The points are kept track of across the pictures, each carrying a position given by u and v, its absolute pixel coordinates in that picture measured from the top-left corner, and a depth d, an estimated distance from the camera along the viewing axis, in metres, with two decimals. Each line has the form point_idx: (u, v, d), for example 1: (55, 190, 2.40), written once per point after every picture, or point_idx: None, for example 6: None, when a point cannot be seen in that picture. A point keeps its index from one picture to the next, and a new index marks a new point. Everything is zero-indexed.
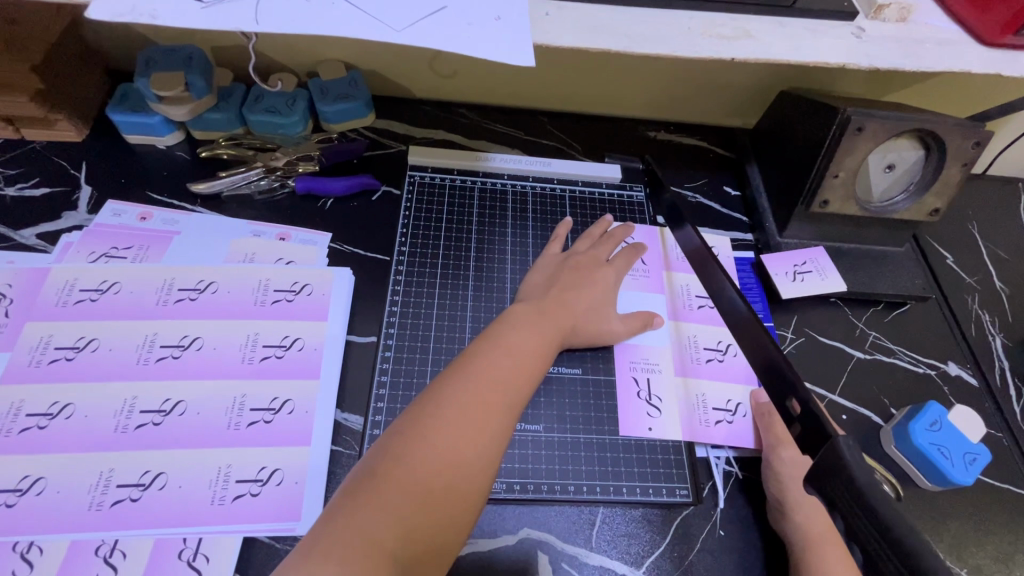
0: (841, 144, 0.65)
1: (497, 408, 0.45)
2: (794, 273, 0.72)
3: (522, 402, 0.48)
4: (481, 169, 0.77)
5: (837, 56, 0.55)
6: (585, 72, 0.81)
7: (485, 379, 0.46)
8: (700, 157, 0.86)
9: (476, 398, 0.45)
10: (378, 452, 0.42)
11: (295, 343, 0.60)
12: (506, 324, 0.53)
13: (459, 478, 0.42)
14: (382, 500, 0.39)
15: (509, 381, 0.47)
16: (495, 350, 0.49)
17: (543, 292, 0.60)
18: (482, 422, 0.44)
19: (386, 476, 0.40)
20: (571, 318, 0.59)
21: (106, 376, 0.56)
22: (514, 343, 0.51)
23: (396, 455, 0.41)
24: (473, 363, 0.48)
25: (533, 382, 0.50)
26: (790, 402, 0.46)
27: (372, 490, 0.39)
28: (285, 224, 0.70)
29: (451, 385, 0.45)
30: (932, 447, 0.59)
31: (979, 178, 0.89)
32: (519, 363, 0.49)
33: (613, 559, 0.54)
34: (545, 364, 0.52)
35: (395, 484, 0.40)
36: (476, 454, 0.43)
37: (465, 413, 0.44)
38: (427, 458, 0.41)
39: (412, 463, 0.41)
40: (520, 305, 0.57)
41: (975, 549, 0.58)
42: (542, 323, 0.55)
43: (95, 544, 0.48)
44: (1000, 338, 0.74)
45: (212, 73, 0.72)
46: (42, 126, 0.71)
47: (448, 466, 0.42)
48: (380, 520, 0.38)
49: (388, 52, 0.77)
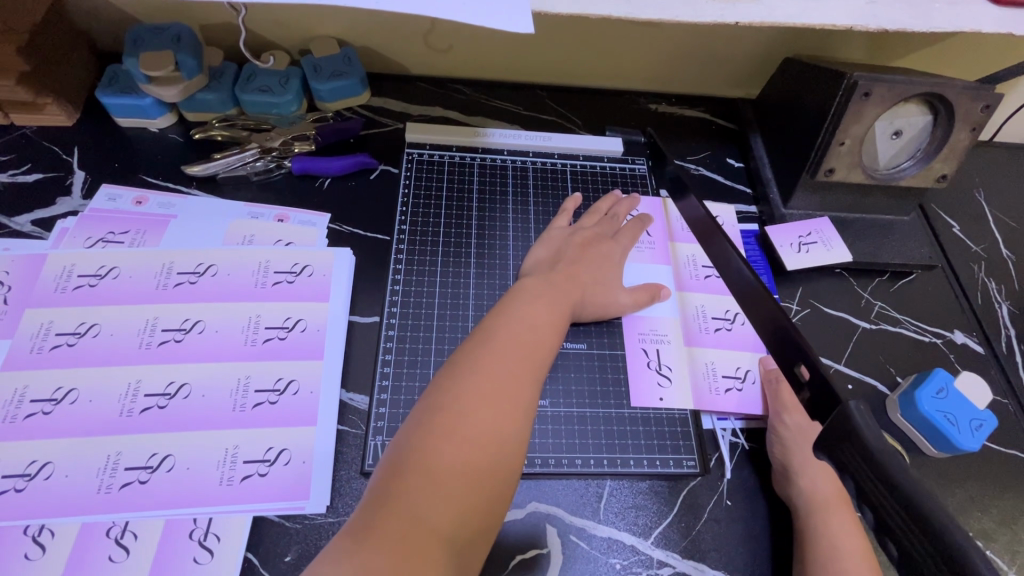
0: (847, 110, 0.63)
1: (525, 378, 0.45)
2: (799, 244, 0.71)
3: (546, 370, 0.48)
4: (480, 145, 0.76)
5: (843, 18, 0.54)
6: (584, 42, 0.79)
7: (511, 355, 0.46)
8: (701, 129, 0.84)
9: (505, 373, 0.45)
10: (413, 433, 0.41)
11: (297, 324, 0.60)
12: (521, 296, 0.53)
13: (500, 449, 0.41)
14: (429, 485, 0.38)
15: (533, 355, 0.47)
16: (515, 324, 0.49)
17: (550, 267, 0.60)
18: (515, 397, 0.44)
19: (430, 460, 0.39)
20: (579, 290, 0.58)
21: (111, 360, 0.55)
22: (531, 316, 0.50)
23: (433, 435, 0.40)
24: (495, 339, 0.47)
25: (554, 350, 0.50)
26: (801, 367, 0.46)
27: (416, 476, 0.39)
28: (283, 205, 0.69)
29: (479, 363, 0.45)
30: (938, 413, 0.59)
31: (986, 144, 0.88)
32: (540, 338, 0.49)
33: (621, 531, 0.54)
34: (563, 336, 0.52)
35: (439, 469, 0.39)
36: (512, 425, 0.43)
37: (498, 391, 0.43)
38: (466, 435, 0.41)
39: (451, 442, 0.40)
40: (529, 278, 0.56)
41: (981, 513, 0.59)
42: (554, 293, 0.55)
43: (106, 526, 0.48)
44: (1007, 306, 0.73)
45: (202, 51, 0.71)
46: (31, 110, 0.70)
47: (488, 440, 0.41)
48: (431, 505, 0.38)
49: (381, 26, 0.75)
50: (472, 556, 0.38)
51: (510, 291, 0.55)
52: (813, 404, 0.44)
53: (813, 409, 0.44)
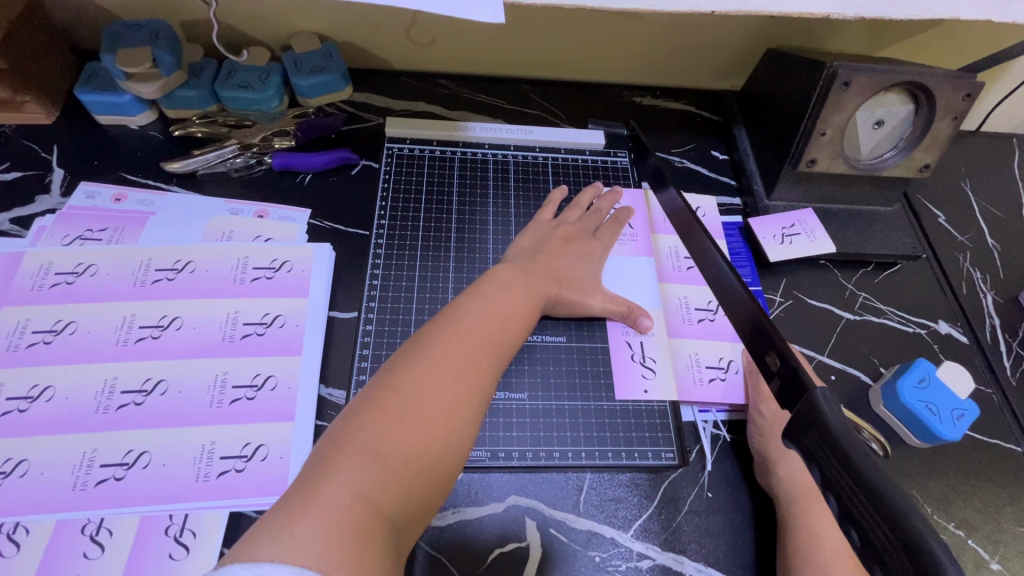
0: (827, 101, 0.63)
1: (485, 365, 0.45)
2: (782, 235, 0.71)
3: (507, 361, 0.48)
4: (461, 139, 0.75)
5: (820, 6, 0.53)
6: (567, 35, 0.79)
7: (477, 340, 0.46)
8: (687, 122, 0.84)
9: (467, 358, 0.44)
10: (367, 407, 0.40)
11: (276, 320, 0.60)
12: (493, 283, 0.53)
13: (452, 434, 0.40)
14: (377, 463, 0.37)
15: (498, 344, 0.47)
16: (484, 310, 0.49)
17: (532, 252, 0.60)
18: (475, 382, 0.43)
19: (384, 437, 0.38)
20: (555, 285, 0.58)
21: (87, 357, 0.55)
22: (500, 303, 0.50)
23: (389, 412, 0.39)
24: (462, 322, 0.47)
25: (518, 342, 0.50)
26: (772, 355, 0.46)
27: (369, 452, 0.37)
28: (263, 201, 0.69)
29: (443, 344, 0.44)
30: (919, 404, 0.59)
31: (973, 133, 0.87)
32: (506, 326, 0.49)
33: (601, 524, 0.54)
34: (529, 329, 0.53)
35: (393, 446, 0.38)
36: (468, 410, 0.42)
37: (459, 374, 0.43)
38: (423, 414, 0.40)
39: (406, 419, 0.39)
40: (506, 266, 0.56)
41: (963, 503, 0.58)
42: (528, 283, 0.55)
43: (81, 523, 0.48)
44: (992, 295, 0.73)
45: (180, 47, 0.70)
46: (9, 109, 0.70)
47: (443, 422, 0.40)
48: (376, 483, 0.36)
49: (362, 20, 0.75)
50: (406, 537, 0.37)
51: (483, 276, 0.54)
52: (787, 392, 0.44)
53: (789, 399, 0.44)
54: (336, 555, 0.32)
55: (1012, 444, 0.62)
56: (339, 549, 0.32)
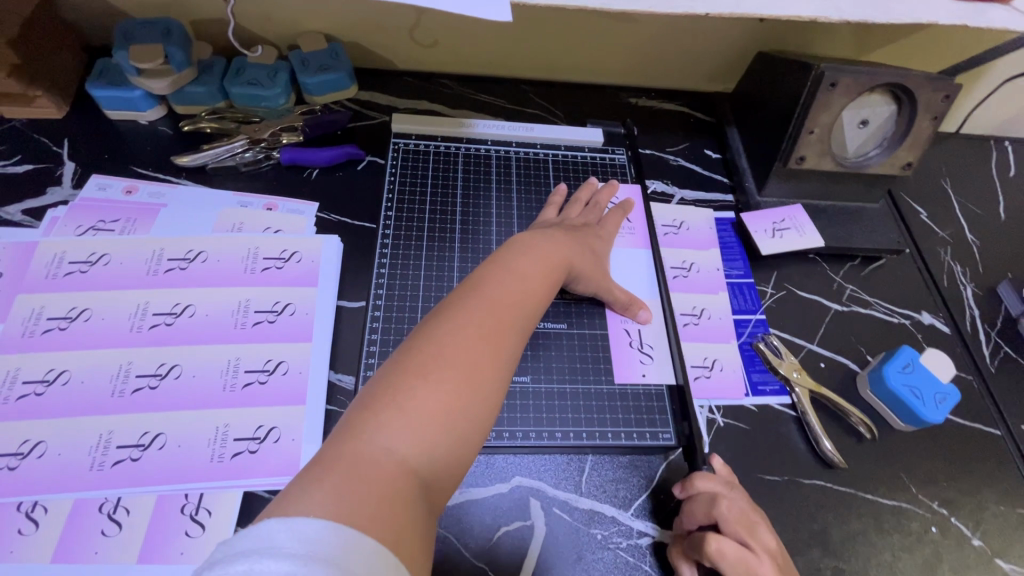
0: (816, 99, 0.66)
1: (508, 328, 0.47)
2: (773, 230, 0.74)
3: (529, 325, 0.50)
4: (465, 135, 0.78)
5: (807, 10, 0.56)
6: (566, 37, 0.81)
7: (497, 305, 0.48)
8: (680, 121, 0.87)
9: (488, 320, 0.46)
10: (392, 370, 0.42)
11: (286, 308, 0.62)
12: (510, 251, 0.55)
13: (476, 394, 0.42)
14: (400, 421, 0.39)
15: (518, 307, 0.49)
16: (503, 276, 0.51)
17: (544, 230, 0.61)
18: (497, 343, 0.45)
19: (408, 396, 0.40)
20: (577, 258, 0.60)
21: (102, 342, 0.57)
22: (519, 269, 0.52)
23: (412, 373, 0.41)
24: (483, 288, 0.49)
25: (540, 307, 0.52)
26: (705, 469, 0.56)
27: (393, 410, 0.39)
28: (272, 194, 0.70)
29: (464, 309, 0.46)
30: (904, 388, 0.62)
31: (952, 135, 0.91)
32: (526, 291, 0.51)
33: (602, 503, 0.56)
34: (550, 295, 0.54)
35: (416, 405, 0.40)
36: (492, 370, 0.44)
37: (481, 336, 0.45)
38: (445, 373, 0.42)
39: (427, 380, 0.41)
40: (523, 235, 0.58)
41: (946, 483, 0.61)
42: (548, 252, 0.57)
43: (99, 502, 0.49)
44: (972, 287, 0.76)
45: (190, 45, 0.72)
46: (21, 102, 0.71)
47: (466, 382, 0.42)
48: (401, 440, 0.38)
49: (368, 20, 0.77)
50: (437, 491, 0.39)
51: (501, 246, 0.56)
52: (690, 501, 0.53)
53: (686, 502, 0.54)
54: (365, 504, 0.34)
55: (992, 428, 0.66)
56: (371, 501, 0.35)
